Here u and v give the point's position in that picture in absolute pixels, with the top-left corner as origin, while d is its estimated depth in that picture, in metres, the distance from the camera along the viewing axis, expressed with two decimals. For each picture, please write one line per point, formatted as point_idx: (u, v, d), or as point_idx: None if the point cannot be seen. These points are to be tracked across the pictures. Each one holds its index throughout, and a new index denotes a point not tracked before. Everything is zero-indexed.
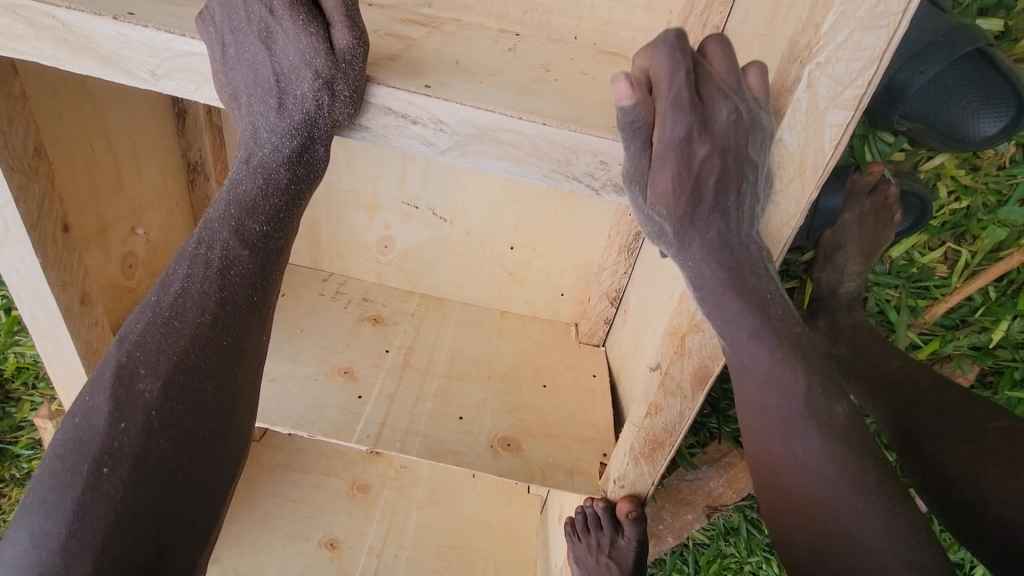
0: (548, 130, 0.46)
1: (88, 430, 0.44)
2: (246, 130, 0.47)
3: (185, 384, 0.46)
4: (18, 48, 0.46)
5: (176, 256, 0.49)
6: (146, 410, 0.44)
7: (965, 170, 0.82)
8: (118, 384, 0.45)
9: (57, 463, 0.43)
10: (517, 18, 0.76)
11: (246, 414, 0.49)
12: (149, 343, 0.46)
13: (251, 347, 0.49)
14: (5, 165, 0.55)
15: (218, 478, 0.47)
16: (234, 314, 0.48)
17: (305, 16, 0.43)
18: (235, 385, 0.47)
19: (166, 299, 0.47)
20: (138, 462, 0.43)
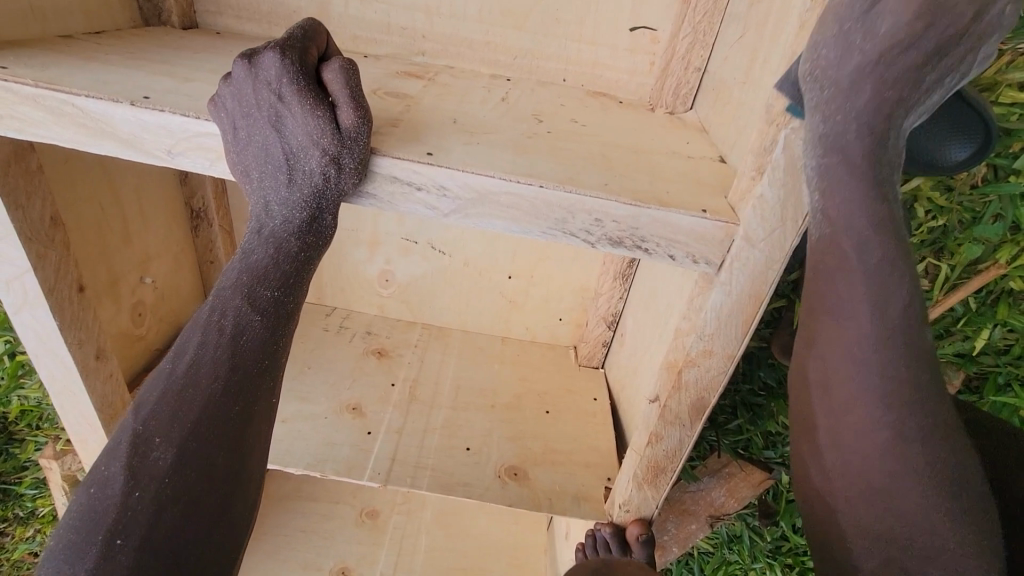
0: (544, 192, 0.49)
1: (103, 500, 0.44)
2: (258, 202, 0.49)
3: (198, 450, 0.46)
4: (38, 133, 0.48)
5: (190, 324, 0.51)
6: (160, 479, 0.45)
7: (940, 191, 0.85)
8: (132, 453, 0.45)
9: (72, 537, 0.43)
10: (508, 64, 0.80)
11: (253, 481, 0.50)
12: (163, 410, 0.47)
13: (259, 412, 0.50)
14: (24, 238, 0.57)
15: (221, 552, 0.46)
16: (245, 378, 0.49)
17: (314, 101, 0.45)
18: (244, 452, 0.48)
19: (181, 366, 0.49)
20: (151, 532, 0.43)
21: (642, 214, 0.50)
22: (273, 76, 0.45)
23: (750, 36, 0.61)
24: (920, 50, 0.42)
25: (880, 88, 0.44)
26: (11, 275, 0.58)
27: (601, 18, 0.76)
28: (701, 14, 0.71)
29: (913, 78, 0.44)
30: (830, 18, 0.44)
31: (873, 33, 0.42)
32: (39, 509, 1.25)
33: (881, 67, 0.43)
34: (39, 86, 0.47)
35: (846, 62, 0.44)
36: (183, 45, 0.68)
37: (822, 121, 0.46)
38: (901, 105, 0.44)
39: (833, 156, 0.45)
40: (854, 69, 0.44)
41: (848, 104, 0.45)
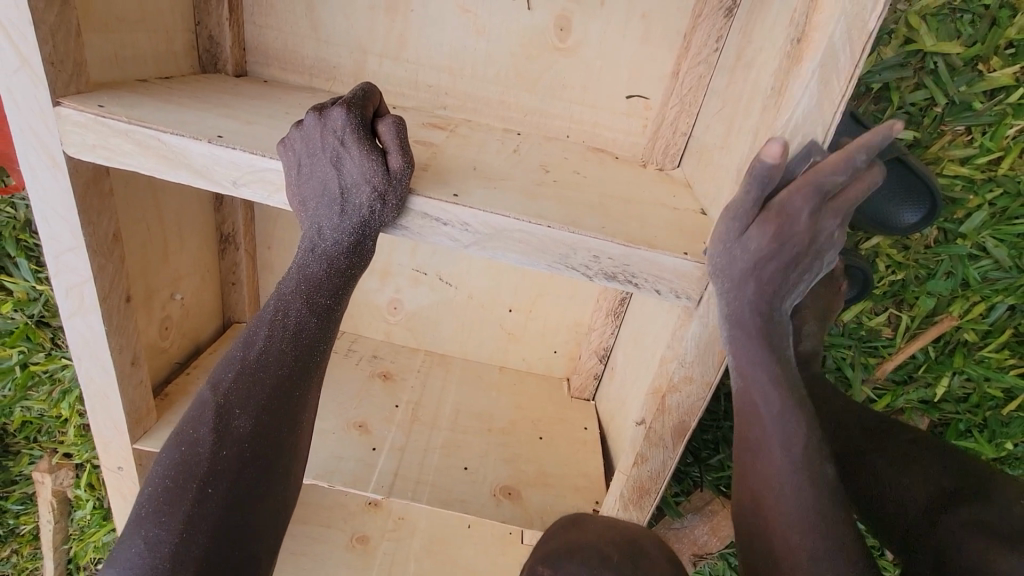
0: (552, 232, 0.58)
1: (193, 456, 0.52)
2: (310, 227, 0.57)
3: (270, 424, 0.55)
4: (123, 161, 0.57)
5: (255, 317, 0.58)
6: (240, 444, 0.53)
7: (898, 249, 0.95)
8: (216, 422, 0.53)
9: (167, 485, 0.51)
10: (519, 120, 0.90)
11: (304, 450, 0.59)
12: (237, 389, 0.55)
13: (315, 395, 0.58)
14: (91, 250, 0.64)
15: (281, 506, 0.56)
16: (303, 369, 0.57)
17: (369, 147, 0.54)
18: (302, 426, 0.58)
19: (252, 353, 0.56)
20: (236, 484, 0.52)
21: (632, 254, 0.59)
22: (338, 126, 0.54)
23: (728, 111, 0.72)
24: (780, 259, 0.54)
25: (760, 285, 0.55)
26: (72, 283, 0.66)
27: (602, 86, 0.88)
28: (687, 89, 0.82)
29: (785, 275, 0.55)
30: (716, 238, 0.56)
31: (748, 250, 0.54)
32: (20, 526, 1.28)
33: (760, 268, 0.54)
34: (131, 124, 0.56)
35: (732, 267, 0.55)
36: (238, 91, 0.78)
37: (725, 305, 0.58)
38: (776, 296, 0.56)
39: (736, 328, 0.57)
40: (739, 273, 0.55)
41: (739, 294, 0.56)
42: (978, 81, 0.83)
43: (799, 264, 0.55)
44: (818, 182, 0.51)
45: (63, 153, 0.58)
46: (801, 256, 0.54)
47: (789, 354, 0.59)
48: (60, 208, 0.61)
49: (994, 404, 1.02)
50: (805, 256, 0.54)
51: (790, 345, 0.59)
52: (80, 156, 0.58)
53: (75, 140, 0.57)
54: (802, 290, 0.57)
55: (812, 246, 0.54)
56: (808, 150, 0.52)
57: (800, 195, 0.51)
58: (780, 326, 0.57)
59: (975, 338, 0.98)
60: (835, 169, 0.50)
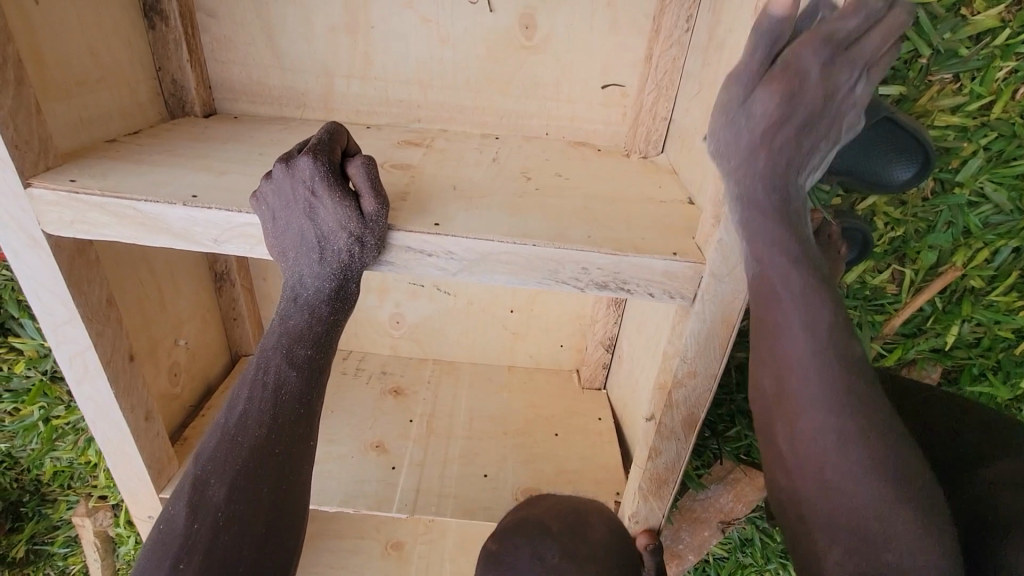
0: (538, 250, 0.57)
1: (170, 530, 0.53)
2: (292, 276, 0.57)
3: (246, 488, 0.54)
4: (103, 233, 0.57)
5: (240, 380, 0.59)
6: (216, 512, 0.53)
7: (894, 205, 0.94)
8: (194, 492, 0.54)
9: (146, 561, 0.52)
10: (496, 123, 0.89)
11: (297, 513, 0.57)
12: (219, 455, 0.55)
13: (301, 451, 0.57)
14: (86, 319, 0.65)
15: (269, 571, 0.54)
16: (284, 424, 0.56)
17: (340, 192, 0.54)
18: (286, 488, 0.56)
19: (232, 418, 0.57)
20: (210, 555, 0.51)
21: (622, 261, 0.58)
22: (307, 174, 0.53)
23: (706, 94, 0.70)
24: (793, 125, 0.49)
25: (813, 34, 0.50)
26: (73, 352, 0.66)
27: (575, 79, 0.86)
28: (662, 72, 0.80)
29: (798, 146, 0.51)
30: (719, 111, 0.52)
31: (753, 117, 0.50)
32: (69, 567, 1.34)
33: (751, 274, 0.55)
34: (104, 196, 0.55)
35: (738, 141, 0.51)
36: (208, 134, 0.77)
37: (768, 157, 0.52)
38: (791, 169, 0.52)
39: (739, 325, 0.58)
40: (746, 146, 0.51)
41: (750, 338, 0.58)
42: (963, 27, 0.80)
43: (813, 128, 0.50)
44: (827, 32, 0.47)
45: (44, 231, 0.58)
46: (817, 114, 0.49)
47: (810, 238, 0.55)
48: (49, 284, 0.62)
49: (1007, 345, 1.01)
50: (821, 118, 0.50)
51: (809, 225, 0.55)
52: (59, 232, 0.58)
53: (51, 217, 0.57)
54: (822, 159, 0.53)
55: (827, 106, 0.50)
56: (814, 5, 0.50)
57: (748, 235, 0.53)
58: (797, 203, 0.53)
59: (982, 284, 0.97)
60: (845, 15, 0.47)
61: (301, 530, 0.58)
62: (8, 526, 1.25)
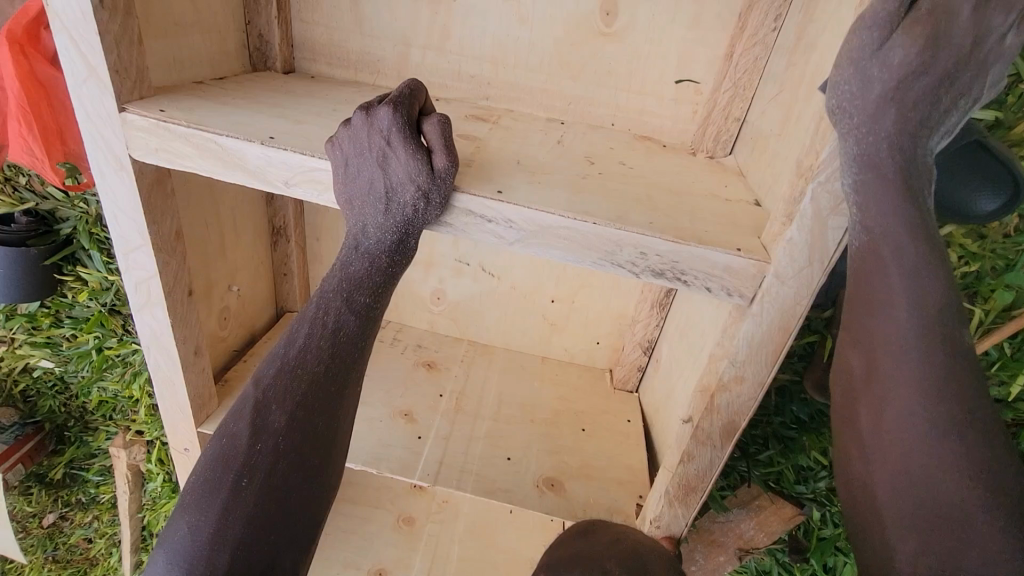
0: (598, 229, 0.57)
1: (231, 449, 0.54)
2: (356, 225, 0.58)
3: (304, 419, 0.55)
4: (184, 163, 0.60)
5: (297, 316, 0.60)
6: (276, 438, 0.54)
7: (972, 238, 0.89)
8: (255, 417, 0.55)
9: (206, 477, 0.53)
10: (562, 109, 0.89)
11: (341, 450, 0.59)
12: (278, 384, 0.56)
13: (352, 390, 0.59)
14: (156, 248, 0.68)
15: (317, 501, 0.56)
16: (341, 364, 0.58)
17: (414, 146, 0.54)
18: (338, 423, 0.57)
19: (291, 351, 0.58)
20: (270, 477, 0.53)
21: (682, 251, 0.57)
22: (385, 125, 0.54)
23: (787, 96, 0.68)
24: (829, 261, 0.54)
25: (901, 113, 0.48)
26: (140, 278, 0.70)
27: (649, 71, 0.85)
28: (741, 72, 0.78)
29: (915, 217, 0.50)
30: (834, 143, 0.52)
31: (857, 152, 0.50)
32: (99, 496, 1.41)
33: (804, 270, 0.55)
34: (190, 128, 0.58)
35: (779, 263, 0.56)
36: (286, 88, 0.79)
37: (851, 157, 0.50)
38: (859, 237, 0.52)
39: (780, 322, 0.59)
40: (860, 215, 0.51)
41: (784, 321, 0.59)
42: None
43: (926, 216, 0.50)
44: (926, 140, 0.48)
45: (130, 156, 0.61)
46: (917, 212, 0.49)
47: (921, 335, 0.52)
48: (128, 208, 0.65)
49: None
50: (931, 218, 0.50)
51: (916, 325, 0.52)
52: (145, 158, 0.61)
53: (140, 143, 0.60)
54: (932, 259, 0.51)
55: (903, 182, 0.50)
56: (919, 29, 0.46)
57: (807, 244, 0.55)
58: (906, 290, 0.51)
59: None
60: (945, 132, 0.48)
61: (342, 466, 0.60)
62: (52, 446, 1.32)
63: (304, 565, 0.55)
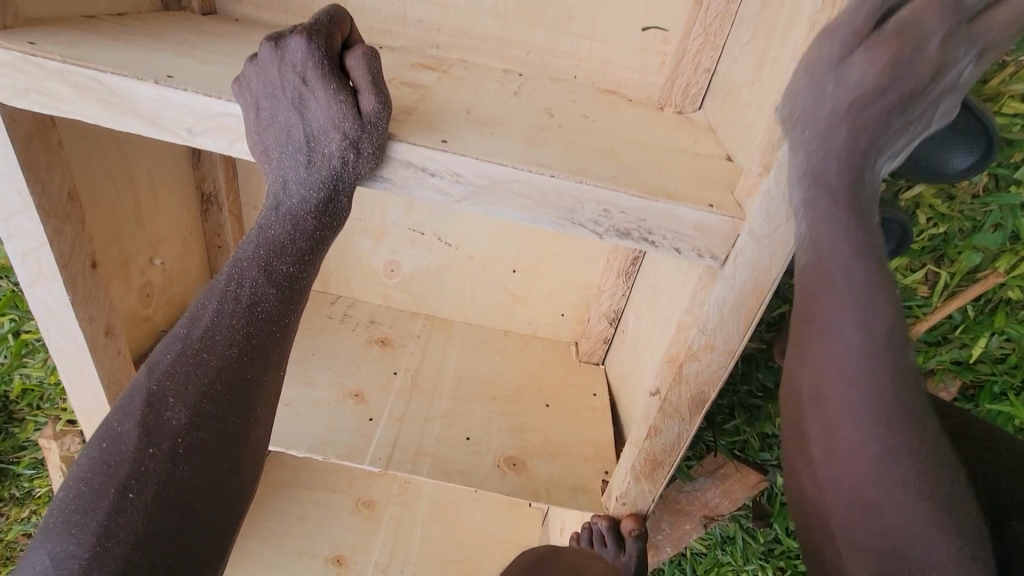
0: (555, 183, 0.50)
1: (116, 454, 0.45)
2: (276, 181, 0.51)
3: (209, 414, 0.48)
4: (63, 108, 0.50)
5: (203, 294, 0.52)
6: (174, 437, 0.46)
7: (942, 199, 0.86)
8: (147, 412, 0.47)
9: (82, 488, 0.44)
10: (520, 59, 0.81)
11: (256, 451, 0.52)
12: (177, 372, 0.48)
13: (269, 380, 0.52)
14: (42, 212, 0.58)
15: (224, 511, 0.48)
16: (256, 348, 0.50)
17: (335, 84, 0.47)
18: (251, 419, 0.50)
19: (196, 333, 0.50)
20: (163, 488, 0.45)
21: (650, 207, 0.51)
22: (298, 59, 0.47)
23: (761, 40, 0.62)
24: (881, 113, 0.43)
25: None
26: (27, 248, 0.60)
27: (615, 16, 0.77)
28: (712, 17, 0.72)
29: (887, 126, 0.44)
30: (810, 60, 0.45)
31: (847, 81, 0.43)
32: (35, 490, 1.27)
33: (859, 108, 0.43)
34: (65, 63, 0.48)
35: (821, 109, 0.45)
36: (203, 28, 0.69)
37: None
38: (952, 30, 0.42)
39: (814, 193, 0.46)
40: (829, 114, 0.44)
41: (821, 159, 0.45)
42: None
43: (892, 137, 0.45)
44: (930, 40, 0.41)
45: None
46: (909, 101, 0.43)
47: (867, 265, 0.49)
48: (1, 164, 0.55)
49: None
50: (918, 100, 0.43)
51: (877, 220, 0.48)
52: (13, 103, 0.50)
53: (4, 84, 0.49)
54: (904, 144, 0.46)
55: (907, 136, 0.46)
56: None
57: (931, 18, 0.41)
58: (870, 198, 0.47)
59: (1019, 297, 0.90)
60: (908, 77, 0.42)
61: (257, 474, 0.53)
62: None
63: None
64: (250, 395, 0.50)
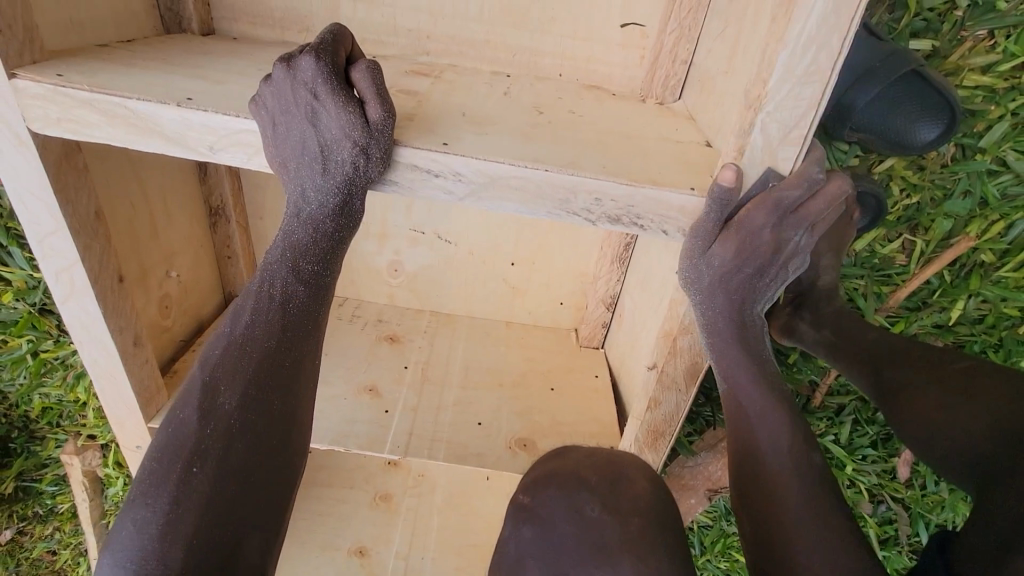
0: (549, 176, 0.55)
1: (179, 436, 0.50)
2: (294, 191, 0.55)
3: (257, 398, 0.53)
4: (91, 133, 0.54)
5: (241, 293, 0.57)
6: (228, 420, 0.51)
7: (913, 170, 0.92)
8: (203, 399, 0.52)
9: (153, 466, 0.49)
10: (507, 61, 0.85)
11: (303, 429, 0.56)
12: (226, 363, 0.53)
13: (307, 368, 0.56)
14: (73, 231, 0.62)
15: (278, 484, 0.53)
16: (292, 340, 0.55)
17: (344, 98, 0.51)
18: (296, 402, 0.55)
19: (238, 327, 0.55)
20: (223, 463, 0.50)
21: (637, 193, 0.56)
22: (309, 77, 0.51)
23: (731, 33, 0.67)
24: (745, 270, 0.59)
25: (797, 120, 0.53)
26: (60, 266, 0.64)
27: (594, 15, 0.82)
28: (685, 12, 0.77)
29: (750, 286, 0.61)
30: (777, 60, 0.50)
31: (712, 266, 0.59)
32: (58, 506, 1.32)
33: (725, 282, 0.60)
34: (93, 92, 0.52)
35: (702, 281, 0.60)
36: (207, 49, 0.73)
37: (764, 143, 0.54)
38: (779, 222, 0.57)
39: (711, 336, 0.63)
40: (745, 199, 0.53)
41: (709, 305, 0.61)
42: None
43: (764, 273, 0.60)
44: (820, 131, 0.51)
45: (28, 130, 0.55)
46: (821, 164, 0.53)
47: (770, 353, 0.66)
48: (34, 189, 0.59)
49: (1011, 323, 0.99)
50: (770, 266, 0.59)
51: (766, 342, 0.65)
52: (44, 131, 0.55)
53: (35, 115, 0.54)
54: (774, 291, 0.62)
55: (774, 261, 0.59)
56: None
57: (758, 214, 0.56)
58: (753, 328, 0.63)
59: (992, 259, 0.95)
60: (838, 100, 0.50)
61: (305, 450, 0.58)
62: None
63: (273, 552, 0.52)
64: (292, 381, 0.55)
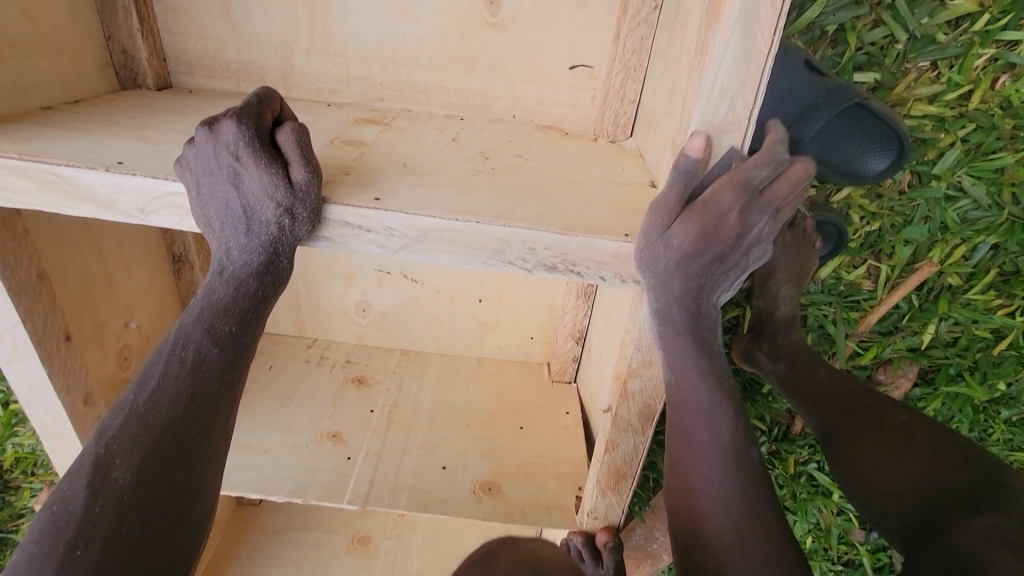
0: (480, 227, 0.55)
1: (65, 515, 0.49)
2: (219, 249, 0.56)
3: (154, 470, 0.51)
4: (23, 200, 0.54)
5: (153, 356, 0.57)
6: (120, 494, 0.50)
7: (870, 198, 0.91)
8: (94, 475, 0.51)
9: (36, 548, 0.48)
10: (461, 104, 0.86)
11: (209, 497, 0.55)
12: (124, 435, 0.52)
13: (216, 435, 0.55)
14: (13, 294, 0.62)
15: (175, 558, 0.52)
16: (202, 405, 0.54)
17: (267, 161, 0.52)
18: (200, 471, 0.54)
19: (143, 395, 0.54)
20: (109, 541, 0.48)
21: (571, 241, 0.56)
22: (231, 140, 0.52)
23: (669, 74, 0.68)
24: (706, 254, 0.56)
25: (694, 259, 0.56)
26: (3, 329, 0.63)
27: (543, 58, 0.83)
28: (630, 53, 0.78)
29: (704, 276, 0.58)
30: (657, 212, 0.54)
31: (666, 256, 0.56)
32: None
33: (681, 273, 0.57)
34: (24, 160, 0.53)
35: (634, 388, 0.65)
36: (155, 106, 0.73)
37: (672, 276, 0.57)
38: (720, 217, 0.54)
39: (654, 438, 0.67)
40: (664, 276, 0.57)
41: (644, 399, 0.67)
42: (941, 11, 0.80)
43: (724, 258, 0.57)
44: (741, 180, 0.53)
45: None
46: (728, 250, 0.56)
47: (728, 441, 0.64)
48: None
49: (983, 345, 0.98)
50: (730, 252, 0.56)
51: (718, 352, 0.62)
52: None
53: None
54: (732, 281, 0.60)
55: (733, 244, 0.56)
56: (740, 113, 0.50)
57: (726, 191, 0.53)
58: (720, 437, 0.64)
59: (959, 282, 0.94)
60: (759, 165, 0.52)
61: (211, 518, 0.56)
62: None
63: None
64: (196, 449, 0.54)
